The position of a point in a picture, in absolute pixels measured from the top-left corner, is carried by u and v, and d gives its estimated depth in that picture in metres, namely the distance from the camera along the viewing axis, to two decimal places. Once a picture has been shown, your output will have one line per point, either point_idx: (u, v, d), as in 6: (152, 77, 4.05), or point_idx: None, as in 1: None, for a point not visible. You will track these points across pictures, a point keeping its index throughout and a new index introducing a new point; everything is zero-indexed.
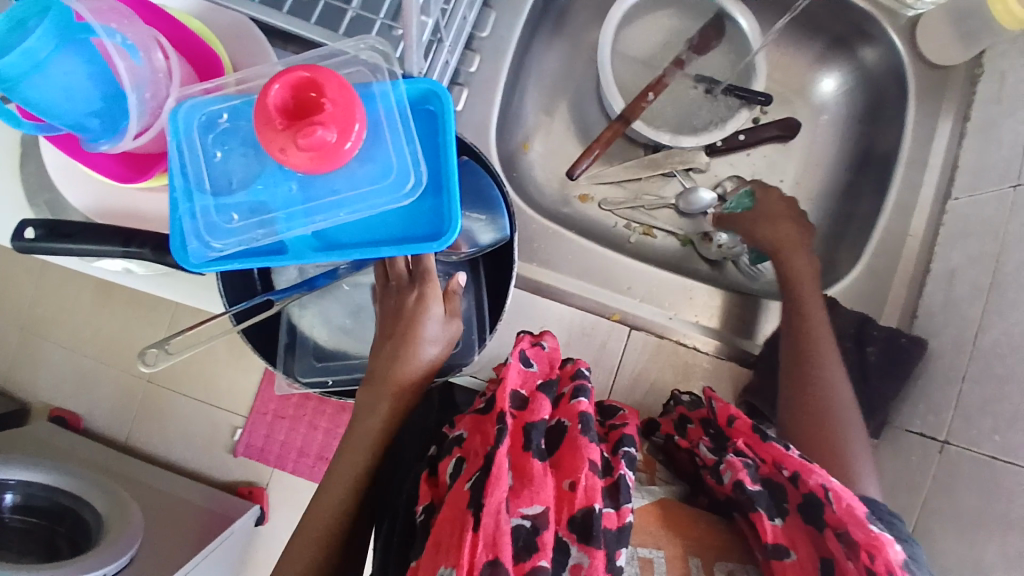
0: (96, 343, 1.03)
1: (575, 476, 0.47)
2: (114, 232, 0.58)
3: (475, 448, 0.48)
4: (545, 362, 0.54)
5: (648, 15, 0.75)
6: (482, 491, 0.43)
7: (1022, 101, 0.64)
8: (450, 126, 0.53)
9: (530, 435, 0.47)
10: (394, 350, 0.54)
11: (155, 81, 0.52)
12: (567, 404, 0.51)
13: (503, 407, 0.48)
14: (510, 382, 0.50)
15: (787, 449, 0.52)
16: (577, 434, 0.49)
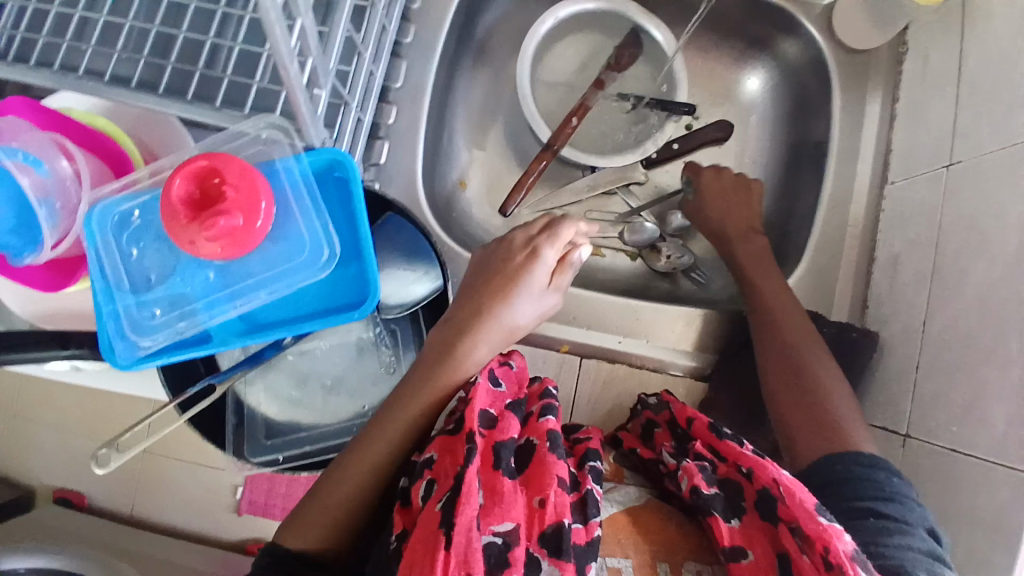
0: (82, 417, 0.93)
1: (544, 493, 0.44)
2: (52, 335, 0.58)
3: (445, 467, 0.45)
4: (513, 382, 0.54)
5: (565, 38, 0.75)
6: (451, 511, 0.41)
7: (945, 78, 0.63)
8: (359, 196, 0.54)
9: (501, 454, 0.45)
10: (486, 303, 0.60)
11: (64, 189, 0.52)
12: (535, 423, 0.50)
13: (471, 426, 0.46)
14: (479, 401, 0.48)
15: (743, 445, 0.49)
16: (546, 452, 0.47)
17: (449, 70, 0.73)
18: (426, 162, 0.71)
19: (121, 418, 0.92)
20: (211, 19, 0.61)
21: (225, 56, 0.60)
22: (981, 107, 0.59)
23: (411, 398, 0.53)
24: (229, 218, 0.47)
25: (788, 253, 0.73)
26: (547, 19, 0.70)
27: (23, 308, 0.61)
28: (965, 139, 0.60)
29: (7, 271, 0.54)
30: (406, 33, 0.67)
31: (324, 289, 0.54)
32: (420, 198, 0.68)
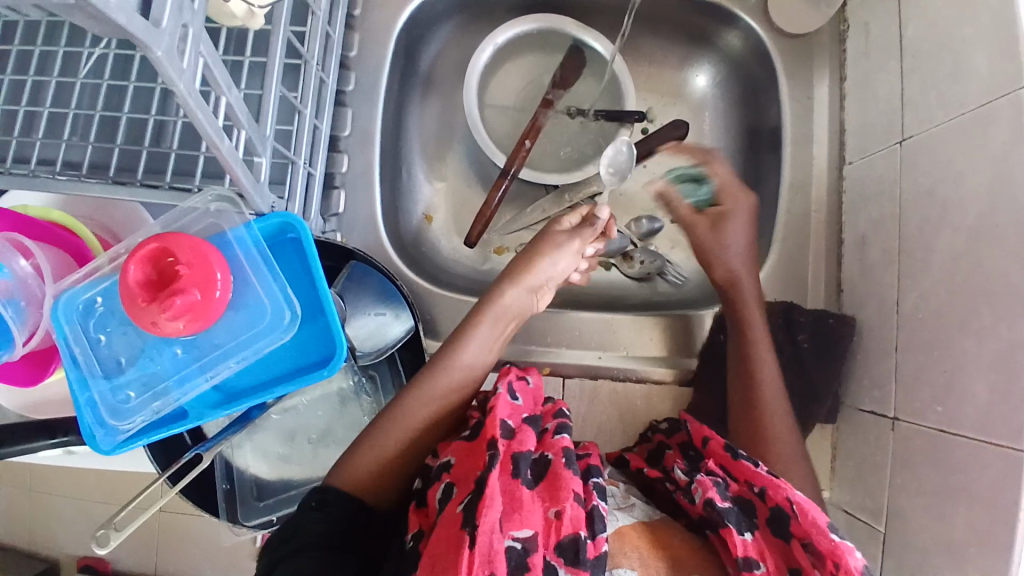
0: (103, 487, 0.93)
1: (560, 505, 0.44)
2: (39, 426, 0.58)
3: (467, 472, 0.46)
4: (530, 398, 0.54)
5: (509, 63, 0.75)
6: (474, 512, 0.41)
7: (887, 52, 0.62)
8: (314, 254, 0.54)
9: (519, 463, 0.45)
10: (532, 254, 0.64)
11: (26, 286, 0.53)
12: (550, 440, 0.49)
13: (494, 433, 0.47)
14: (499, 413, 0.49)
15: (758, 465, 0.48)
16: (561, 468, 0.46)
17: (398, 108, 0.73)
18: (388, 203, 0.71)
19: (138, 484, 0.92)
20: (153, 96, 0.62)
21: (172, 131, 0.61)
22: (924, 77, 0.58)
23: (457, 346, 0.60)
24: (186, 296, 0.47)
25: (757, 245, 0.73)
26: (486, 49, 0.71)
27: (12, 401, 0.61)
28: (913, 112, 0.59)
29: None
30: (347, 81, 0.68)
31: (292, 349, 0.55)
32: (383, 242, 0.68)
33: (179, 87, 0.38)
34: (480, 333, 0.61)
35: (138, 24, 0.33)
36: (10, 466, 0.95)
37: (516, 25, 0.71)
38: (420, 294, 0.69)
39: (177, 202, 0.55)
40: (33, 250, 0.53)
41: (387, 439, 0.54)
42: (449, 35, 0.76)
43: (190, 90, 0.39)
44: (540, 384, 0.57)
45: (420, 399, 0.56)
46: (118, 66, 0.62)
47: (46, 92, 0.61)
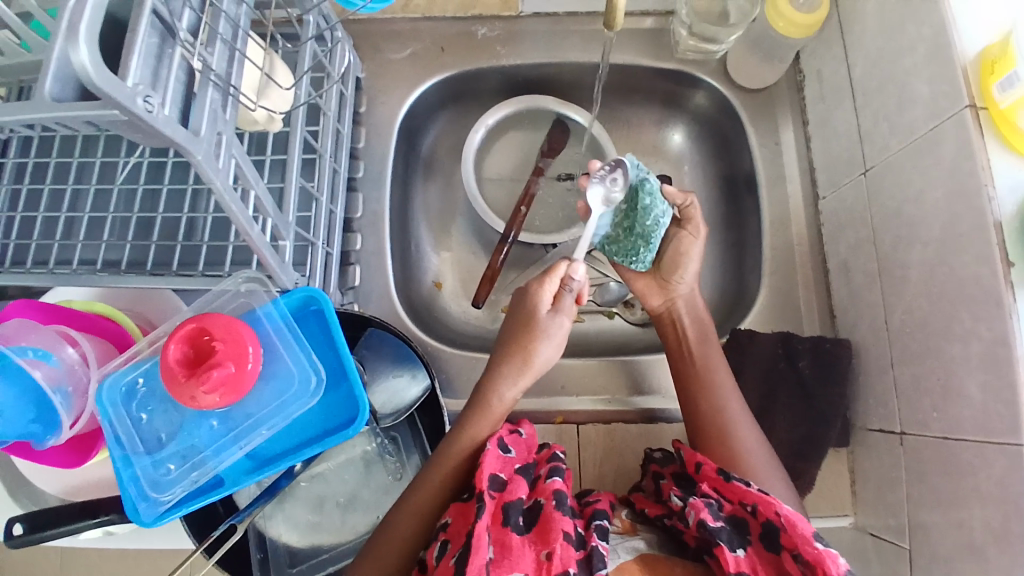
0: None
1: (551, 546, 0.45)
2: (80, 508, 0.61)
3: (460, 527, 0.47)
4: (523, 448, 0.54)
5: (499, 140, 0.83)
6: (464, 560, 0.43)
7: (840, 95, 0.69)
8: (336, 323, 0.59)
9: (508, 513, 0.47)
10: (515, 335, 0.63)
11: (73, 372, 0.58)
12: (543, 484, 0.50)
13: (482, 487, 0.47)
14: (488, 466, 0.50)
15: (747, 483, 0.49)
16: (552, 510, 0.47)
17: (403, 189, 0.81)
18: (400, 273, 0.77)
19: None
20: (182, 196, 0.69)
21: (200, 225, 0.68)
22: (876, 111, 0.63)
23: (465, 427, 0.59)
24: (222, 369, 0.51)
25: (748, 282, 0.76)
26: (479, 129, 0.79)
27: (56, 485, 0.65)
28: (873, 143, 0.64)
29: (32, 456, 0.59)
30: (357, 169, 0.75)
31: (319, 412, 0.59)
32: (397, 309, 0.73)
33: (216, 183, 0.44)
34: (476, 430, 0.58)
35: (180, 132, 0.40)
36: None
37: (503, 106, 0.79)
38: (435, 354, 0.73)
39: (211, 286, 0.60)
40: (78, 339, 0.58)
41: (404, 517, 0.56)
42: (444, 121, 0.84)
43: (225, 185, 0.45)
44: (532, 433, 0.57)
45: (432, 478, 0.57)
46: (150, 173, 0.70)
47: (86, 202, 0.69)
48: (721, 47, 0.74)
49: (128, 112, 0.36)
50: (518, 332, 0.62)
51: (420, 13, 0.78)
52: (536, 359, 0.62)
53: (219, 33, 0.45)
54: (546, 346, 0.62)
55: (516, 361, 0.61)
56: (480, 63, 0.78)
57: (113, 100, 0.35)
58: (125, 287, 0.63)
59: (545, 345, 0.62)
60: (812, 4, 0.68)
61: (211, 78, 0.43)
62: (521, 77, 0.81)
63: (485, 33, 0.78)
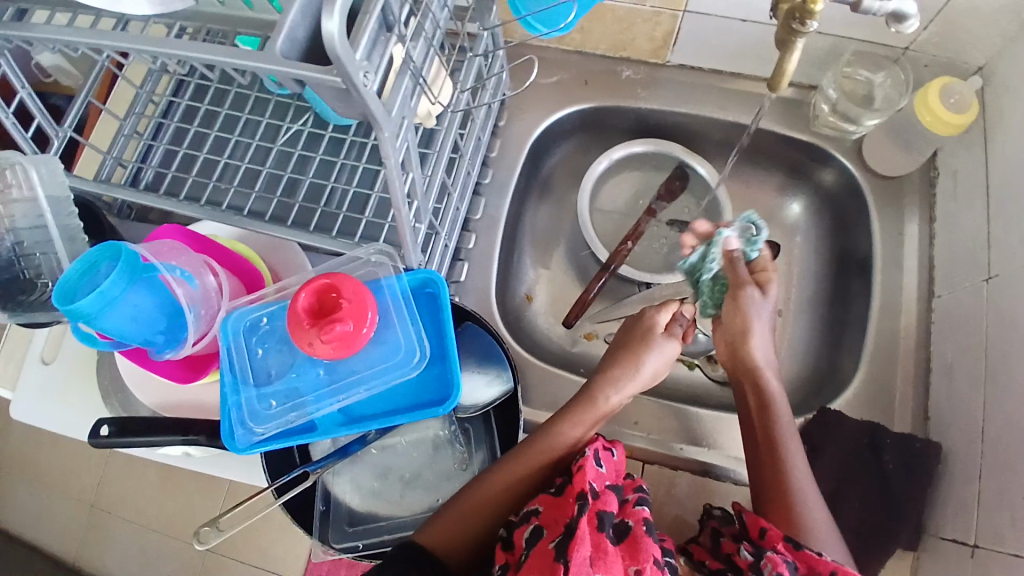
0: (164, 517, 0.98)
1: (641, 564, 0.46)
2: (173, 423, 0.66)
3: (555, 518, 0.50)
4: (613, 469, 0.55)
5: (619, 175, 0.87)
6: (567, 547, 0.46)
7: (974, 198, 0.69)
8: (447, 309, 0.62)
9: (604, 521, 0.48)
10: (625, 350, 0.64)
11: (207, 298, 0.64)
12: (631, 509, 0.51)
13: (584, 485, 0.51)
14: (586, 474, 0.52)
15: (821, 553, 0.51)
16: (641, 533, 0.48)
17: (519, 201, 0.85)
18: (500, 279, 0.81)
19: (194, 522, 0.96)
20: (330, 167, 0.76)
21: (337, 196, 0.74)
22: (1011, 222, 0.63)
23: (554, 428, 0.61)
24: (343, 325, 0.56)
25: (841, 365, 0.76)
26: (603, 160, 0.84)
27: (152, 398, 0.70)
28: (1001, 251, 0.64)
29: (148, 365, 0.66)
30: (485, 175, 0.80)
31: (412, 386, 0.62)
32: (493, 310, 0.77)
33: (391, 159, 0.49)
34: (577, 426, 0.61)
35: (378, 109, 0.45)
36: (86, 484, 1.02)
37: (631, 144, 0.84)
38: (517, 361, 0.76)
39: (346, 250, 0.66)
40: (218, 270, 0.65)
41: (481, 499, 0.58)
42: (569, 147, 0.88)
43: (396, 162, 0.50)
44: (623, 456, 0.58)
45: (510, 471, 0.59)
46: (308, 140, 0.77)
47: (245, 153, 0.77)
48: (858, 129, 0.76)
49: (349, 82, 0.42)
50: (628, 349, 0.64)
51: (573, 47, 0.82)
52: (643, 370, 0.63)
53: (424, 32, 0.50)
54: (651, 367, 0.63)
55: (625, 368, 0.63)
56: (619, 101, 0.82)
57: (342, 66, 0.40)
58: (263, 234, 0.69)
59: (653, 358, 0.63)
60: (964, 104, 0.68)
61: (408, 67, 0.49)
62: (654, 122, 0.84)
63: (630, 75, 0.82)
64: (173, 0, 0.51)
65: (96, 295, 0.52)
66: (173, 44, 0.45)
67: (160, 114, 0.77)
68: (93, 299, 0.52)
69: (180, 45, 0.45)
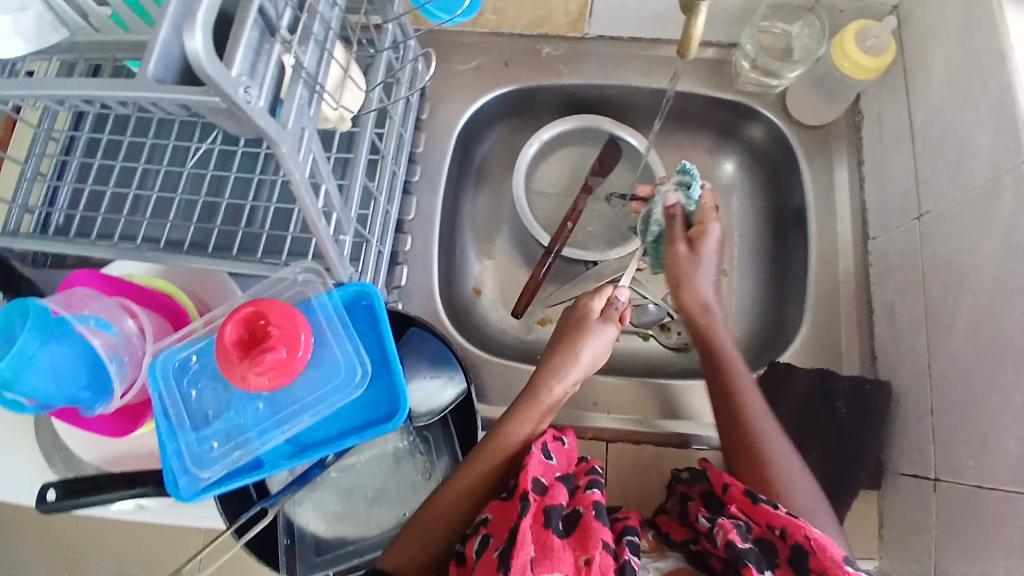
0: (133, 563, 0.94)
1: (589, 552, 0.46)
2: (120, 476, 0.61)
3: (501, 523, 0.49)
4: (563, 458, 0.56)
5: (551, 155, 0.85)
6: (508, 555, 0.45)
7: (899, 139, 0.69)
8: (385, 320, 0.60)
9: (550, 516, 0.48)
10: (565, 340, 0.64)
11: (130, 344, 0.59)
12: (582, 495, 0.51)
13: (525, 486, 0.49)
14: (530, 470, 0.51)
15: (775, 507, 0.51)
16: (592, 518, 0.48)
17: (454, 194, 0.82)
18: (443, 277, 0.78)
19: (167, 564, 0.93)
20: (247, 184, 0.71)
21: (260, 214, 0.70)
22: (936, 159, 0.63)
23: (504, 428, 0.60)
24: (275, 353, 0.53)
25: (788, 317, 0.76)
26: (532, 144, 0.81)
27: (91, 452, 0.64)
28: (929, 189, 0.64)
29: (78, 422, 0.60)
30: (413, 173, 0.77)
31: (360, 405, 0.60)
32: (439, 311, 0.75)
33: (295, 174, 0.46)
34: (524, 422, 0.60)
35: (271, 125, 0.42)
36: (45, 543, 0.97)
37: (560, 123, 0.81)
38: (471, 359, 0.75)
39: (269, 273, 0.62)
40: (138, 312, 0.60)
41: (438, 517, 0.56)
42: (498, 132, 0.86)
43: (302, 177, 0.47)
44: (574, 445, 0.58)
45: (465, 479, 0.57)
46: (219, 159, 0.72)
47: (153, 180, 0.71)
48: (780, 82, 0.75)
49: (229, 101, 0.38)
50: (568, 338, 0.64)
51: (488, 28, 0.79)
52: (584, 355, 0.63)
53: (314, 33, 0.46)
54: (592, 354, 0.64)
55: (567, 357, 0.63)
56: (543, 80, 0.80)
57: (217, 86, 0.36)
58: (184, 267, 0.64)
59: (592, 344, 0.64)
60: (881, 46, 0.68)
61: (300, 75, 0.45)
62: (580, 97, 0.82)
63: (550, 51, 0.80)
64: (49, 34, 0.45)
65: (10, 356, 0.51)
66: (56, 83, 0.41)
67: (62, 150, 0.69)
68: (7, 360, 0.51)
69: (54, 82, 0.41)
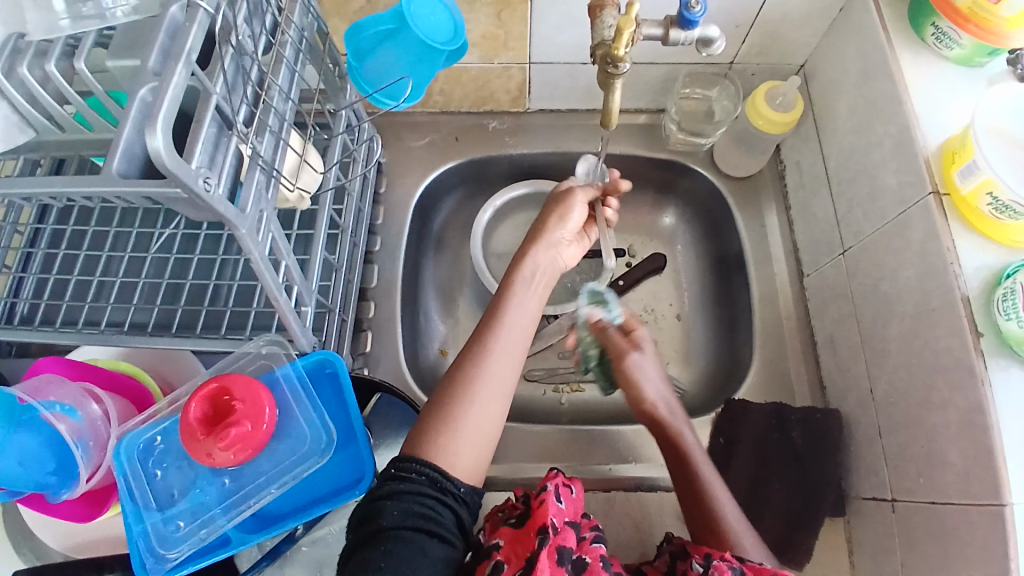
0: None
1: None
2: (86, 562, 0.60)
3: (517, 551, 0.51)
4: (574, 505, 0.55)
5: (505, 219, 0.90)
6: None
7: (817, 183, 0.76)
8: (348, 387, 0.62)
9: (563, 555, 0.50)
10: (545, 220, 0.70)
11: (94, 428, 0.59)
12: (587, 545, 0.52)
13: (545, 520, 0.51)
14: (547, 510, 0.52)
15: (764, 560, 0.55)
16: (599, 569, 0.49)
17: (415, 261, 0.85)
18: (409, 340, 0.81)
19: None
20: (211, 264, 0.74)
21: (225, 292, 0.73)
22: (851, 198, 0.69)
23: (505, 305, 0.64)
24: (239, 427, 0.54)
25: (739, 355, 0.80)
26: (487, 209, 0.86)
27: (57, 539, 0.63)
28: (848, 227, 0.70)
29: (43, 508, 0.59)
30: (374, 244, 0.81)
31: (326, 472, 0.61)
32: (405, 373, 0.77)
33: (255, 253, 0.49)
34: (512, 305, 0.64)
35: (230, 209, 0.45)
36: None
37: (511, 189, 0.87)
38: None
39: (232, 348, 0.63)
40: (103, 396, 0.60)
41: (457, 384, 0.59)
42: (454, 201, 0.90)
43: (262, 255, 0.50)
44: (582, 493, 0.57)
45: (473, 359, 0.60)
46: (183, 242, 0.75)
47: (117, 266, 0.74)
48: (708, 141, 0.82)
49: (189, 191, 0.41)
50: (550, 213, 0.71)
51: (438, 107, 0.85)
52: (500, 347, 0.61)
53: (269, 125, 0.51)
54: (569, 223, 0.70)
55: (548, 239, 0.69)
56: (491, 152, 0.86)
57: (178, 179, 0.40)
58: (148, 347, 0.65)
59: (519, 312, 0.64)
60: (788, 105, 0.76)
61: (257, 162, 0.49)
62: (527, 163, 0.88)
63: (496, 125, 0.86)
64: (15, 134, 0.48)
65: None
66: (24, 181, 0.44)
67: (27, 243, 0.72)
68: None
69: (25, 181, 0.44)
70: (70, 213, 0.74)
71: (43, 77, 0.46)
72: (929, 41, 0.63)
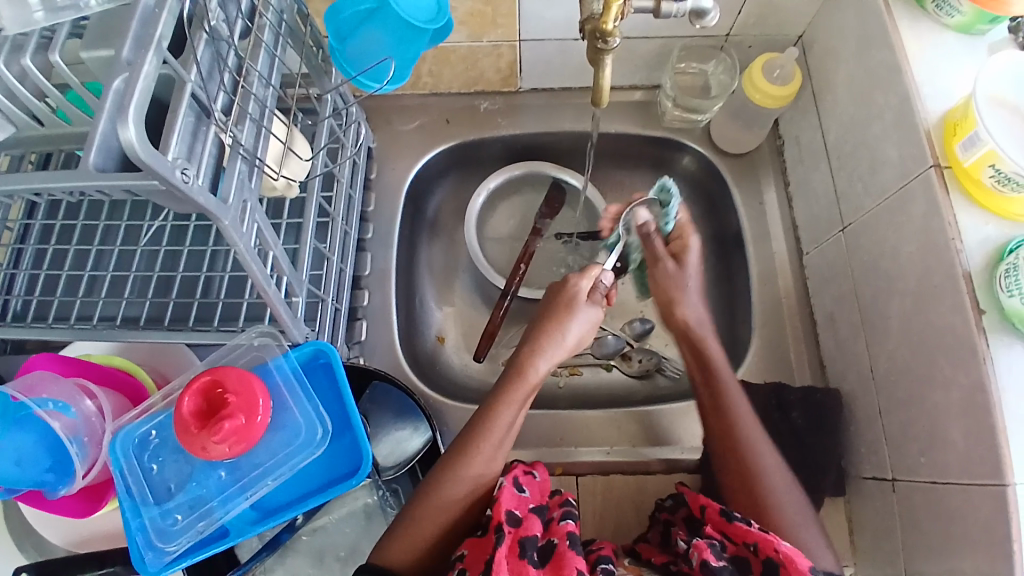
0: None
1: None
2: (88, 556, 0.60)
3: (478, 557, 0.50)
4: (536, 491, 0.56)
5: (500, 203, 0.89)
6: None
7: (816, 159, 0.74)
8: (343, 378, 0.61)
9: (524, 547, 0.49)
10: (552, 317, 0.66)
11: (89, 424, 0.59)
12: (556, 526, 0.52)
13: (500, 519, 0.51)
14: (504, 504, 0.53)
15: (749, 524, 0.52)
16: (566, 549, 0.49)
17: (408, 248, 0.84)
18: (404, 327, 0.80)
19: None
20: (202, 256, 0.73)
21: (217, 284, 0.72)
22: (851, 173, 0.68)
23: (491, 414, 0.61)
24: (233, 421, 0.53)
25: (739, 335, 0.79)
26: (480, 193, 0.85)
27: (59, 535, 0.63)
28: (848, 203, 0.69)
29: (43, 505, 0.59)
30: (366, 231, 0.80)
31: (324, 462, 0.61)
32: (401, 361, 0.76)
33: (240, 245, 0.48)
34: (508, 405, 0.61)
35: (211, 200, 0.43)
36: None
37: (504, 171, 0.85)
38: (437, 407, 0.76)
39: (225, 340, 0.63)
40: (96, 391, 0.59)
41: (430, 502, 0.57)
42: (447, 185, 0.89)
43: (247, 247, 0.49)
44: (546, 476, 0.58)
45: (454, 473, 0.58)
46: (173, 234, 0.74)
47: (108, 260, 0.73)
48: (704, 116, 0.80)
49: (167, 183, 0.40)
50: (554, 317, 0.66)
51: (428, 90, 0.83)
52: (483, 460, 0.59)
53: (249, 113, 0.49)
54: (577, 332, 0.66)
55: (548, 344, 0.64)
56: (483, 134, 0.84)
57: (155, 171, 0.38)
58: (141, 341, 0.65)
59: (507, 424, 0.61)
60: (788, 74, 0.73)
61: (239, 152, 0.47)
62: (521, 145, 0.86)
63: (488, 107, 0.85)
64: None
65: None
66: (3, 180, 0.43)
67: (16, 240, 0.71)
68: None
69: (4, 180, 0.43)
70: (58, 207, 0.73)
71: (20, 73, 0.45)
72: (928, 9, 0.61)
